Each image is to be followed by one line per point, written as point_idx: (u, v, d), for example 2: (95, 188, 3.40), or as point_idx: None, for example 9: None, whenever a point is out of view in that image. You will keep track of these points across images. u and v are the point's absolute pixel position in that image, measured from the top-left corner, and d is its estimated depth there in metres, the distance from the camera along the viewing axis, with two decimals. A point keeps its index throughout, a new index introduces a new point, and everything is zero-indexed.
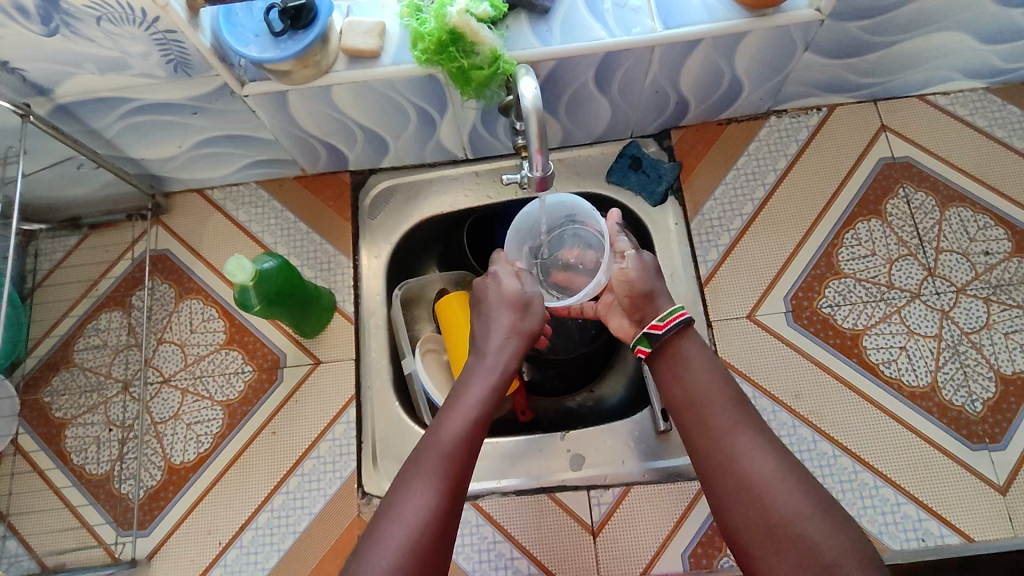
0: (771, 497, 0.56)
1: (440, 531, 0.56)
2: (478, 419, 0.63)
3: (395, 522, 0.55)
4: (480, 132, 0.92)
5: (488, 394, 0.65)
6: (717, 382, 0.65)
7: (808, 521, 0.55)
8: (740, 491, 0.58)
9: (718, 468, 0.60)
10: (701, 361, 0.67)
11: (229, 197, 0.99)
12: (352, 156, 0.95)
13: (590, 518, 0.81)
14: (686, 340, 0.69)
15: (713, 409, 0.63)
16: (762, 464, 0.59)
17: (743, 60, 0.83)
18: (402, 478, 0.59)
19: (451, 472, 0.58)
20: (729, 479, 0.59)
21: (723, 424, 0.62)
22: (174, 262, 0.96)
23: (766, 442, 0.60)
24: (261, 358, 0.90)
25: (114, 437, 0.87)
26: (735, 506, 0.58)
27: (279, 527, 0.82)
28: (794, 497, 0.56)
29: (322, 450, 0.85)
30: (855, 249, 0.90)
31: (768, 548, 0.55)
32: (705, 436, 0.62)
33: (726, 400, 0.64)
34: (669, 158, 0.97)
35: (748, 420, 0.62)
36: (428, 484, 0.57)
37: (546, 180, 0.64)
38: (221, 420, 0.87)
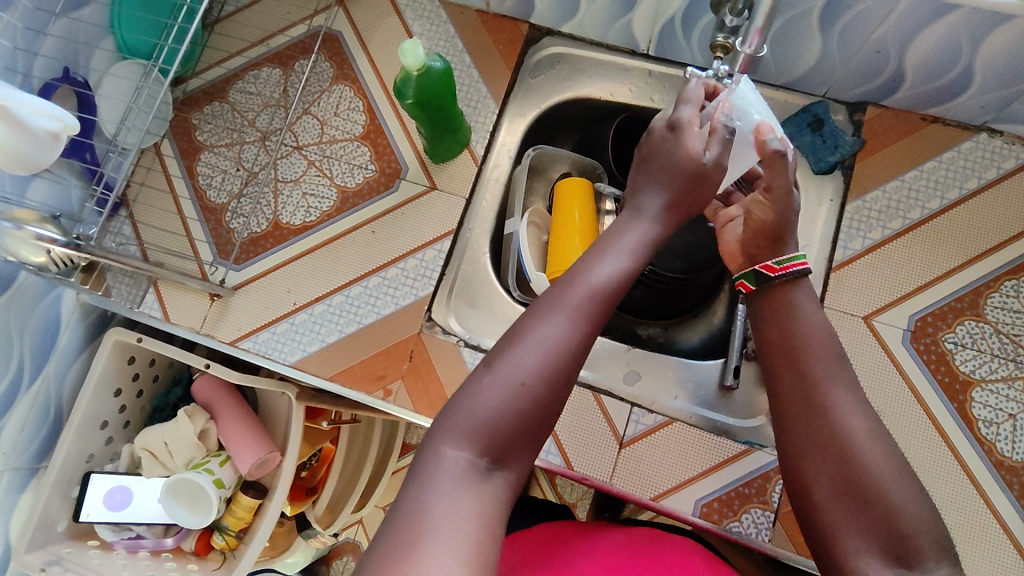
0: (860, 450, 0.56)
1: (568, 361, 0.55)
2: (625, 268, 0.61)
3: (530, 339, 0.55)
4: (675, 28, 0.88)
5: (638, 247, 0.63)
6: (821, 333, 0.64)
7: (890, 488, 0.54)
8: (829, 438, 0.57)
9: (801, 416, 0.60)
10: (809, 311, 0.66)
11: (411, 5, 0.99)
12: (540, 7, 0.93)
13: (623, 430, 0.81)
14: (796, 290, 0.68)
15: (810, 357, 0.63)
16: (857, 421, 0.58)
17: (990, 49, 0.74)
18: (540, 305, 0.58)
19: (590, 312, 0.57)
20: (815, 423, 0.59)
21: (823, 370, 0.61)
22: (342, 46, 0.98)
23: (862, 404, 0.59)
24: (386, 163, 0.93)
25: (239, 177, 0.93)
26: (816, 452, 0.58)
27: (347, 313, 0.86)
28: (886, 462, 0.55)
29: (409, 265, 0.88)
30: (1008, 300, 0.82)
31: (844, 498, 0.55)
32: (796, 382, 0.62)
33: (833, 353, 0.63)
34: (854, 133, 0.89)
35: (842, 376, 0.61)
36: (567, 313, 0.56)
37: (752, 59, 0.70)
38: (332, 202, 0.91)
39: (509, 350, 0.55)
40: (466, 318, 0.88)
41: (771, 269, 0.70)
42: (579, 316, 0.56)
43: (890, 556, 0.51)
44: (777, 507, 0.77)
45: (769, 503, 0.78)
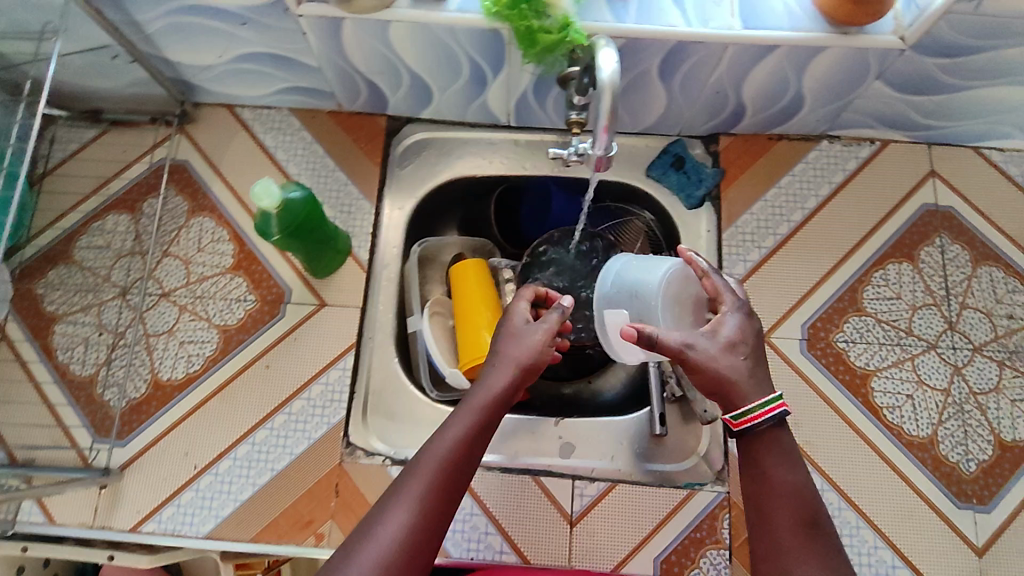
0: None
1: (411, 556, 0.53)
2: (470, 439, 0.60)
3: (373, 537, 0.54)
4: (528, 100, 0.88)
5: (483, 413, 0.62)
6: (784, 481, 0.58)
7: None
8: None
9: (770, 566, 0.54)
10: (791, 471, 0.59)
11: (259, 118, 0.95)
12: (392, 100, 0.92)
13: (571, 507, 0.80)
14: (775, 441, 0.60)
15: (777, 508, 0.57)
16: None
17: (811, 77, 0.79)
18: (390, 492, 0.58)
19: (433, 497, 0.56)
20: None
21: (782, 529, 0.56)
22: (192, 175, 0.92)
23: (827, 563, 0.53)
24: (265, 290, 0.88)
25: (104, 342, 0.86)
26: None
27: (257, 462, 0.81)
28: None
29: (314, 393, 0.84)
30: (881, 290, 0.88)
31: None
32: (762, 534, 0.57)
33: (801, 501, 0.57)
34: (714, 163, 0.94)
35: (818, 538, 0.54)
36: (408, 505, 0.56)
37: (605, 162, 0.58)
38: (215, 344, 0.86)
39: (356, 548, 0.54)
40: (387, 433, 0.84)
41: (733, 423, 0.61)
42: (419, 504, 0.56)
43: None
44: (730, 543, 0.79)
45: (722, 541, 0.79)
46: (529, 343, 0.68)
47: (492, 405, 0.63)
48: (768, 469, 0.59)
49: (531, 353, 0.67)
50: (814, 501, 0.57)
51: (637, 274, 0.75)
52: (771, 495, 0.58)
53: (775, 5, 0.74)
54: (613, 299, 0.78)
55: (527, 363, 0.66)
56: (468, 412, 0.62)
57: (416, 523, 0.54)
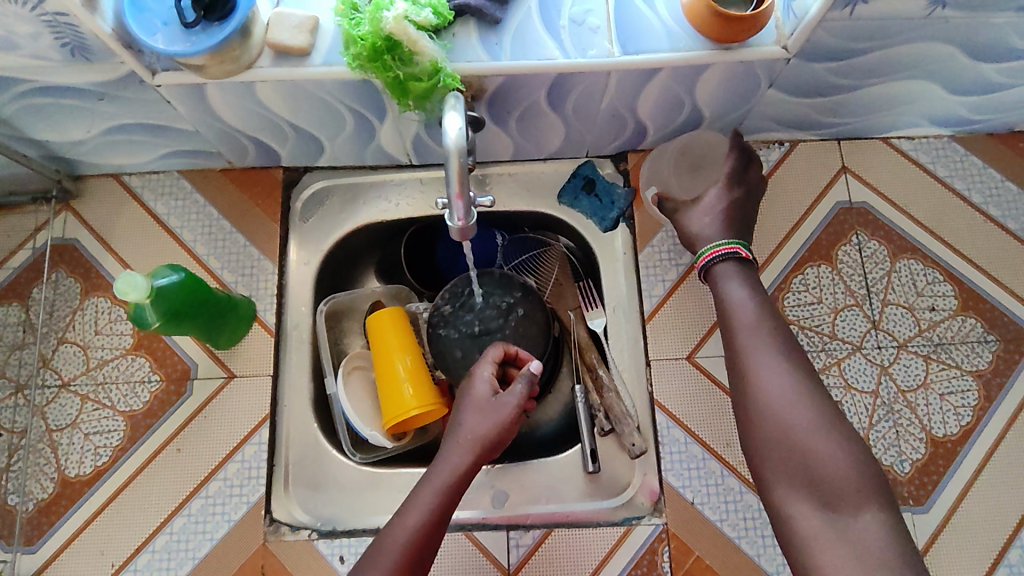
0: (790, 413, 0.67)
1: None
2: (429, 525, 0.66)
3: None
4: (424, 139, 0.84)
5: (443, 494, 0.67)
6: (740, 305, 0.76)
7: (818, 440, 0.65)
8: (765, 400, 0.69)
9: (744, 385, 0.72)
10: (745, 287, 0.78)
11: (148, 185, 0.90)
12: (285, 154, 0.87)
13: (507, 560, 0.78)
14: (727, 273, 0.79)
15: (743, 333, 0.75)
16: (781, 385, 0.69)
17: (704, 92, 0.77)
18: (362, 565, 0.65)
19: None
20: (750, 390, 0.71)
21: (747, 339, 0.74)
22: (82, 254, 0.88)
23: (788, 369, 0.71)
24: (171, 367, 0.84)
25: (4, 444, 0.81)
26: (756, 412, 0.69)
27: (178, 552, 0.78)
28: (813, 422, 0.66)
29: (230, 472, 0.80)
30: (802, 295, 0.86)
31: (780, 458, 0.66)
32: (735, 357, 0.74)
33: (757, 323, 0.75)
34: (625, 182, 0.91)
35: (770, 341, 0.73)
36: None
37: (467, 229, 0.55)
38: (123, 432, 0.82)
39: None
40: (314, 504, 0.81)
41: (698, 261, 0.81)
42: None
43: (821, 505, 0.63)
44: None
45: None
46: (497, 417, 0.71)
47: (450, 487, 0.68)
48: (728, 296, 0.77)
49: (494, 430, 0.70)
50: (765, 317, 0.75)
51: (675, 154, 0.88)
52: (730, 320, 0.76)
53: (655, 24, 0.71)
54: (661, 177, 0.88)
55: (490, 439, 0.70)
56: (428, 494, 0.67)
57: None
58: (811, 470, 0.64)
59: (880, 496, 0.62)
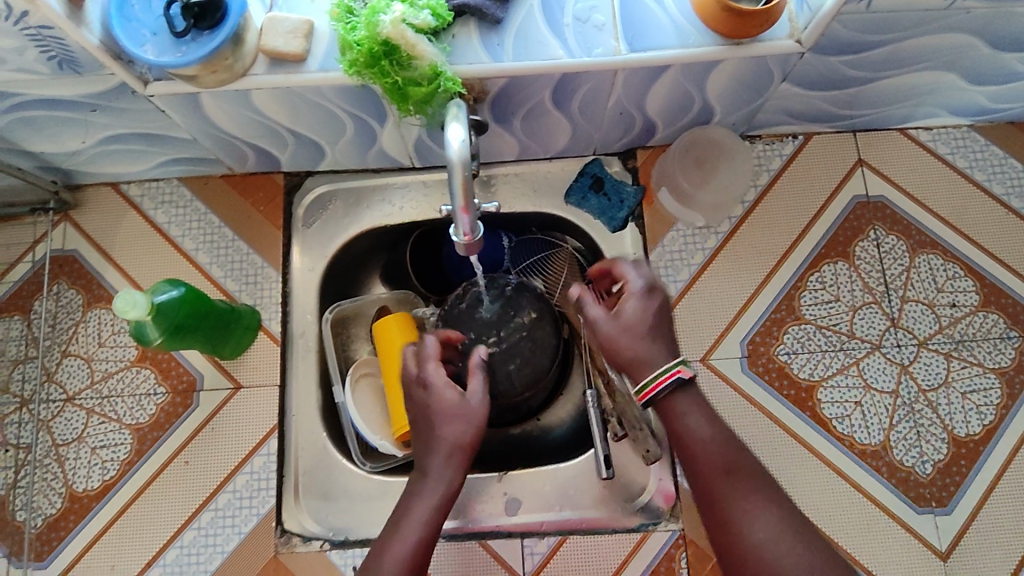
0: (777, 565, 0.55)
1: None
2: (424, 544, 0.61)
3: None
4: (427, 142, 0.82)
5: (436, 508, 0.62)
6: (710, 445, 0.60)
7: (789, 563, 0.55)
8: (745, 555, 0.56)
9: (710, 513, 0.59)
10: (705, 418, 0.61)
11: (147, 194, 0.88)
12: (285, 159, 0.85)
13: (522, 568, 0.77)
14: (680, 398, 0.62)
15: (722, 490, 0.58)
16: (763, 530, 0.56)
17: (715, 87, 0.74)
18: None
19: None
20: (733, 548, 0.57)
21: (726, 482, 0.58)
22: (83, 265, 0.86)
23: (765, 503, 0.57)
24: (176, 379, 0.83)
25: (10, 460, 0.81)
26: (737, 572, 0.57)
27: (188, 566, 0.77)
28: (784, 547, 0.55)
29: (239, 484, 0.79)
30: (818, 294, 0.84)
31: None
32: (705, 484, 0.59)
33: (732, 459, 0.60)
34: (634, 180, 0.89)
35: (751, 485, 0.58)
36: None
37: (474, 244, 0.52)
38: (129, 446, 0.81)
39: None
40: (324, 515, 0.80)
41: (639, 397, 0.62)
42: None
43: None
44: None
45: None
46: (466, 417, 0.66)
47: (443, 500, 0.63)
48: (692, 430, 0.60)
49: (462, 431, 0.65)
50: (734, 443, 0.60)
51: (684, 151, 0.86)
52: (701, 451, 0.60)
53: (662, 19, 0.68)
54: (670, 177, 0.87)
55: (462, 442, 0.65)
56: (421, 508, 0.62)
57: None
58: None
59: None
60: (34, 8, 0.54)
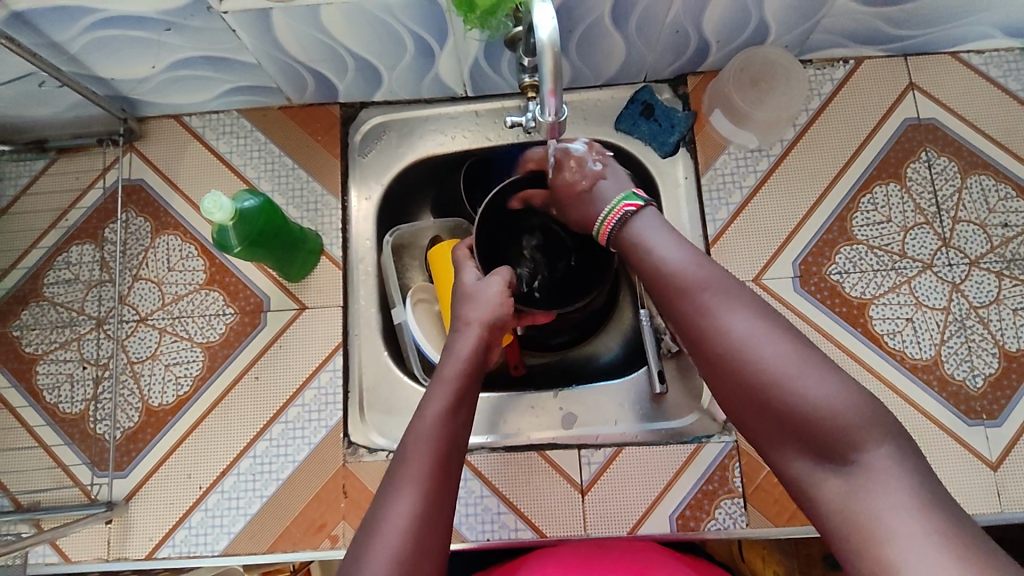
0: (759, 366, 0.52)
1: (424, 539, 0.52)
2: (454, 419, 0.60)
3: (382, 529, 0.52)
4: (482, 67, 0.83)
5: (461, 380, 0.63)
6: (686, 265, 0.59)
7: (768, 355, 0.52)
8: (732, 364, 0.53)
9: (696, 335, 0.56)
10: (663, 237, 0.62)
11: (209, 125, 0.91)
12: (343, 87, 0.87)
13: (580, 477, 0.80)
14: (636, 225, 0.64)
15: (691, 294, 0.57)
16: (741, 332, 0.53)
17: (774, 2, 0.75)
18: (385, 487, 0.56)
19: (436, 478, 0.55)
20: (711, 353, 0.54)
21: (707, 296, 0.56)
22: (150, 194, 0.89)
23: (742, 308, 0.55)
24: (243, 300, 0.86)
25: (89, 376, 0.84)
26: (721, 376, 0.54)
27: (262, 474, 0.81)
28: (773, 348, 0.52)
29: (307, 398, 0.83)
30: (870, 215, 0.85)
31: (735, 387, 0.53)
32: (683, 298, 0.57)
33: (695, 276, 0.58)
34: (684, 107, 0.90)
35: (723, 289, 0.56)
36: (407, 491, 0.54)
37: (557, 126, 0.57)
38: (202, 362, 0.85)
39: (356, 557, 0.51)
40: (388, 428, 0.83)
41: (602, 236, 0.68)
42: (422, 488, 0.54)
43: (819, 450, 0.49)
44: (743, 490, 0.79)
45: (735, 490, 0.79)
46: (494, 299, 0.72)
47: (464, 373, 0.64)
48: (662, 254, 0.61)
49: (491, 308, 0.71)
50: (710, 263, 0.59)
51: (738, 66, 0.86)
52: (674, 276, 0.59)
53: None
54: (722, 99, 0.87)
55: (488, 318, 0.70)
56: (444, 384, 0.62)
57: (423, 506, 0.53)
58: (800, 420, 0.49)
59: (889, 425, 0.48)
60: None
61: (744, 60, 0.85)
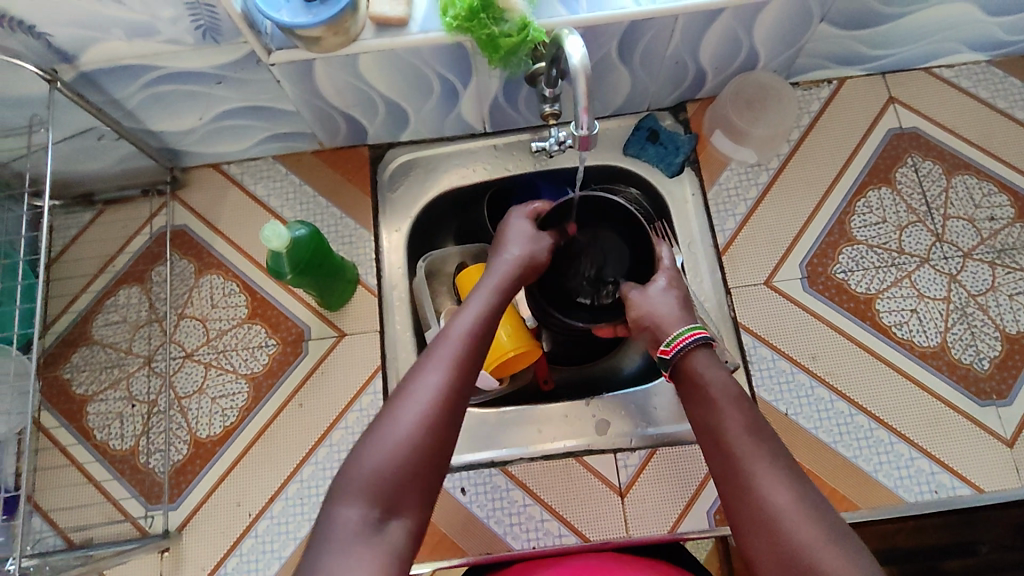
0: (791, 529, 0.50)
1: (452, 408, 0.55)
2: (497, 321, 0.63)
3: (409, 397, 0.54)
4: (501, 104, 0.91)
5: (500, 297, 0.67)
6: (732, 407, 0.59)
7: (802, 521, 0.50)
8: (762, 520, 0.51)
9: (731, 475, 0.55)
10: (717, 376, 0.62)
11: (247, 171, 0.97)
12: (372, 130, 0.94)
13: (618, 480, 0.83)
14: (694, 359, 0.65)
15: (735, 439, 0.56)
16: (781, 492, 0.52)
17: (761, 31, 0.83)
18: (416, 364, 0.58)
19: (466, 365, 0.57)
20: (745, 497, 0.53)
21: (746, 448, 0.55)
22: (193, 237, 0.95)
23: (787, 472, 0.53)
24: (285, 331, 0.90)
25: (138, 413, 0.87)
26: (749, 521, 0.52)
27: (310, 497, 0.84)
28: (805, 515, 0.50)
29: (350, 421, 0.86)
30: (867, 217, 0.92)
31: (760, 538, 0.51)
32: (725, 443, 0.57)
33: (742, 423, 0.57)
34: (686, 130, 0.97)
35: (769, 446, 0.55)
36: (441, 364, 0.57)
37: (590, 140, 0.62)
38: (247, 393, 0.88)
39: (386, 421, 0.53)
40: None
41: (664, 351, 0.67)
42: (462, 370, 0.57)
43: None
44: None
45: None
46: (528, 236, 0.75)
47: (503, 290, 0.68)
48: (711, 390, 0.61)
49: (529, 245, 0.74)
50: (757, 414, 0.58)
51: (733, 89, 0.94)
52: (719, 415, 0.58)
53: None
54: (721, 119, 0.95)
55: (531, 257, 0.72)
56: (486, 295, 0.66)
57: (449, 384, 0.55)
58: None
59: None
60: None
61: (737, 83, 0.93)
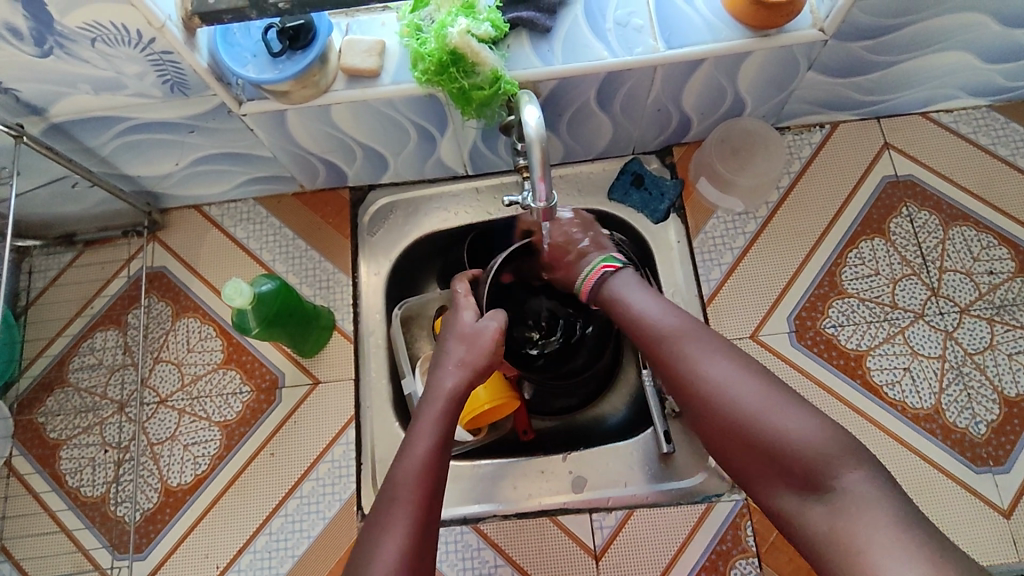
0: (737, 402, 0.58)
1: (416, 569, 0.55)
2: (437, 456, 0.62)
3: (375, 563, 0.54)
4: (480, 149, 0.89)
5: (442, 423, 0.65)
6: (658, 314, 0.68)
7: (740, 392, 0.59)
8: (710, 406, 0.59)
9: (676, 378, 0.63)
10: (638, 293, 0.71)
11: (227, 213, 0.97)
12: (351, 172, 0.93)
13: (593, 542, 0.81)
14: (613, 283, 0.74)
15: (671, 342, 0.65)
16: (718, 371, 0.60)
17: (745, 80, 0.81)
18: (375, 522, 0.58)
19: (422, 507, 0.58)
20: (692, 398, 0.61)
21: (683, 342, 0.64)
22: (171, 279, 0.94)
23: (721, 353, 0.62)
24: (259, 378, 0.89)
25: (110, 459, 0.87)
26: (705, 413, 0.60)
27: (278, 551, 0.82)
28: (750, 390, 0.58)
29: (322, 472, 0.85)
30: (858, 269, 0.88)
31: (721, 428, 0.59)
32: (661, 347, 0.66)
33: (670, 326, 0.66)
34: (672, 175, 0.95)
35: (699, 339, 0.64)
36: (400, 523, 0.57)
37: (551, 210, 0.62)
38: (219, 441, 0.87)
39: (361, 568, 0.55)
40: None
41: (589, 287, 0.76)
42: (409, 518, 0.57)
43: (801, 485, 0.54)
44: (757, 550, 0.79)
45: (749, 549, 0.79)
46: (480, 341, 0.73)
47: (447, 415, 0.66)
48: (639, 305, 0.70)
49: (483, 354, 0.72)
50: (681, 314, 0.68)
51: (719, 133, 0.92)
52: (649, 324, 0.68)
53: (693, 17, 0.74)
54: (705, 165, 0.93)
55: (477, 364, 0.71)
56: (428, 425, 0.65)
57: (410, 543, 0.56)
58: (784, 452, 0.55)
59: (860, 452, 0.53)
60: (161, 36, 0.61)
61: (723, 129, 0.91)
